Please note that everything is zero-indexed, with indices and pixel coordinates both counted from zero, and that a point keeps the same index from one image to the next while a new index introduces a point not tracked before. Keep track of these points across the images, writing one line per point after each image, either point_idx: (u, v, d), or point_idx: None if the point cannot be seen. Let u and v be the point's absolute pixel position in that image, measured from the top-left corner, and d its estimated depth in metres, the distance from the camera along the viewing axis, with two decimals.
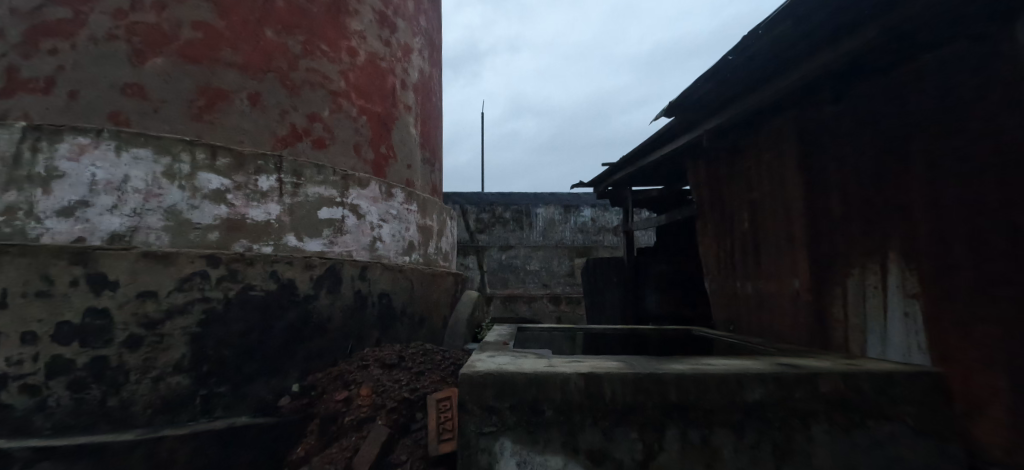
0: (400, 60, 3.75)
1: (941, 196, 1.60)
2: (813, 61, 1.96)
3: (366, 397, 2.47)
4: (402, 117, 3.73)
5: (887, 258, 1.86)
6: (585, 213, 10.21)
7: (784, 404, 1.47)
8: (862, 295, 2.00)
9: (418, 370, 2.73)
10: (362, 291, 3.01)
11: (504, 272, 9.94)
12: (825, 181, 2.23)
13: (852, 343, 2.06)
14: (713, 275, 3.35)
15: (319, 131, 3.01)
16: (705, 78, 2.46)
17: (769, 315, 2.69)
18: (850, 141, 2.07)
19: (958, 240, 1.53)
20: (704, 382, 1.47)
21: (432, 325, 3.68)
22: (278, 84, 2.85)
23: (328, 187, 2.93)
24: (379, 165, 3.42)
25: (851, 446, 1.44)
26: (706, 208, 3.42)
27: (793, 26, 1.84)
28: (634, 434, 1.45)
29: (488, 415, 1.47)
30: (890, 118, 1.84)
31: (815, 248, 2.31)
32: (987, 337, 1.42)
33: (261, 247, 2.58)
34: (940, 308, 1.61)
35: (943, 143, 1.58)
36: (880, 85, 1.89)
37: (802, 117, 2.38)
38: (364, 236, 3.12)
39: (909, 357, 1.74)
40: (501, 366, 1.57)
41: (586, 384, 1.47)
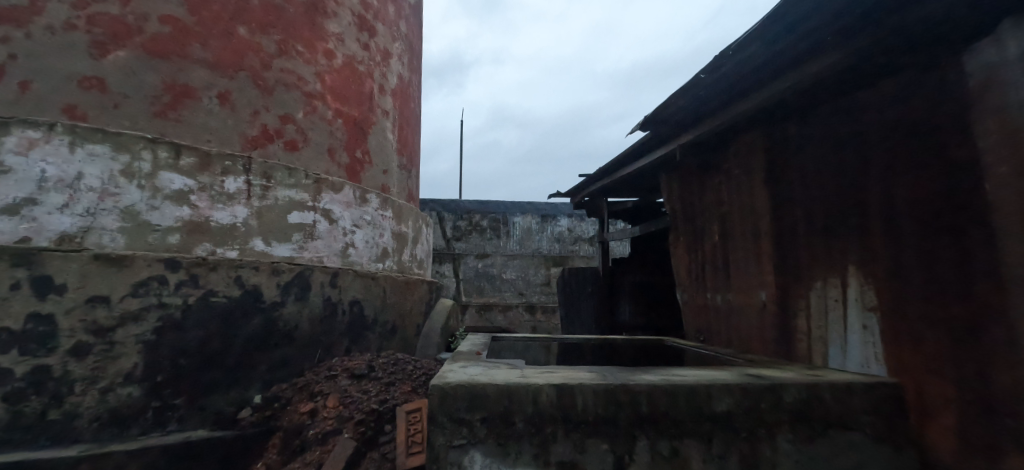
0: (379, 64, 3.71)
1: (897, 214, 1.68)
2: (780, 83, 2.03)
3: (332, 409, 2.39)
4: (379, 122, 3.68)
5: (847, 273, 1.94)
6: (561, 222, 10.29)
7: (750, 414, 1.50)
8: (825, 307, 2.07)
9: (388, 380, 2.67)
10: (332, 299, 2.92)
11: (479, 280, 9.89)
12: (789, 198, 2.31)
13: (815, 354, 2.12)
14: (684, 286, 3.41)
15: (291, 133, 2.94)
16: (679, 93, 2.52)
17: (737, 326, 2.75)
18: (813, 160, 2.16)
19: (912, 257, 1.61)
20: (674, 393, 1.48)
21: (406, 334, 3.60)
22: (250, 83, 2.77)
23: (299, 190, 2.85)
24: (353, 169, 3.36)
25: (812, 454, 1.49)
26: (678, 221, 3.48)
27: (763, 46, 1.89)
28: (605, 445, 1.45)
29: (458, 428, 1.44)
30: (849, 140, 1.94)
31: (780, 262, 2.38)
32: (941, 349, 1.49)
33: (225, 251, 2.47)
34: (897, 320, 1.68)
35: (900, 165, 1.67)
36: (842, 107, 1.98)
37: (769, 135, 2.47)
38: (336, 242, 3.04)
39: (867, 368, 1.81)
40: (473, 377, 1.54)
41: (558, 395, 1.46)
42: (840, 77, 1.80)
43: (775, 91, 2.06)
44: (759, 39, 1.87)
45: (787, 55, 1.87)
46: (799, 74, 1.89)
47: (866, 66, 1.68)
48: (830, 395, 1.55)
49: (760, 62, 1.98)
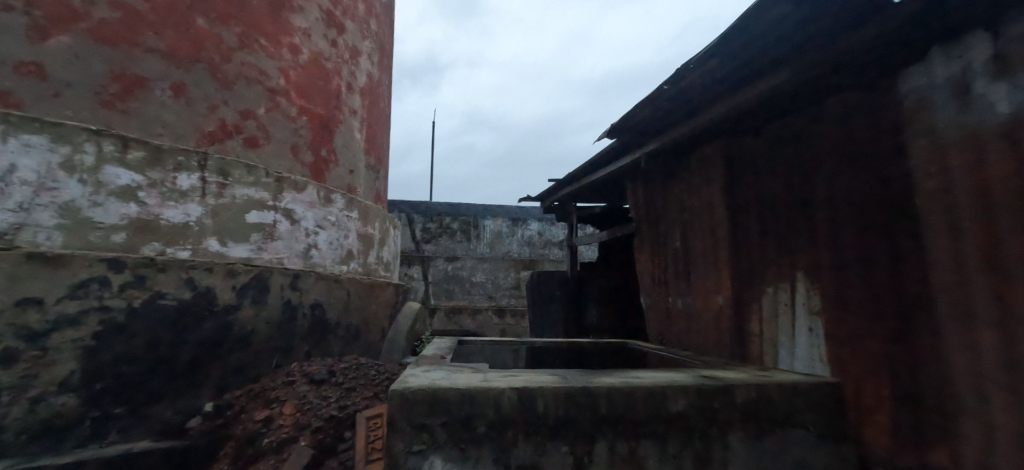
0: (347, 62, 3.64)
1: (840, 225, 1.79)
2: (735, 97, 2.12)
3: (288, 416, 2.32)
4: (346, 120, 3.60)
5: (796, 279, 2.04)
6: (532, 226, 10.35)
7: (704, 414, 1.56)
8: (775, 311, 2.17)
9: (349, 385, 2.62)
10: (292, 302, 2.82)
11: (449, 283, 9.80)
12: (745, 207, 2.42)
13: (766, 355, 2.22)
14: (647, 290, 3.50)
15: (251, 129, 2.84)
16: (644, 102, 2.56)
17: (695, 329, 2.85)
18: (766, 171, 2.27)
19: (852, 265, 1.73)
20: (632, 394, 1.52)
21: (370, 339, 3.52)
22: (208, 76, 2.66)
23: (259, 189, 2.75)
24: (318, 169, 3.27)
25: (760, 452, 1.56)
26: (643, 226, 3.57)
27: (721, 63, 1.94)
28: (566, 447, 1.46)
29: (419, 433, 1.42)
30: (799, 154, 2.05)
31: (735, 268, 2.48)
32: (877, 351, 1.60)
33: (176, 251, 2.35)
34: (838, 323, 1.79)
35: (843, 178, 1.79)
36: (793, 122, 2.09)
37: (726, 146, 2.58)
38: (298, 243, 2.95)
39: (812, 368, 1.91)
40: (434, 382, 1.52)
41: (519, 398, 1.46)
42: (791, 93, 1.90)
43: (731, 105, 2.15)
44: (717, 55, 1.91)
45: (743, 71, 1.94)
46: (755, 89, 1.97)
47: (815, 84, 1.77)
48: (777, 394, 1.62)
49: (718, 78, 2.06)
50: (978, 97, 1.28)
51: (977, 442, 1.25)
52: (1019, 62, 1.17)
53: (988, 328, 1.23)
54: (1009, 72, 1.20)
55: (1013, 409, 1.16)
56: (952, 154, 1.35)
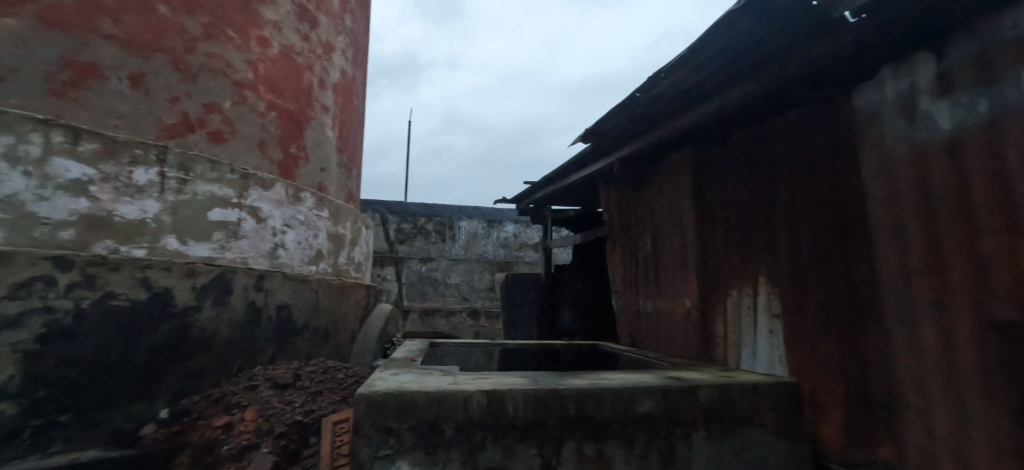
0: (320, 57, 3.55)
1: (799, 231, 1.87)
2: (703, 108, 2.18)
3: (250, 422, 2.24)
4: (318, 117, 3.51)
5: (758, 283, 2.11)
6: (507, 228, 10.36)
7: (669, 415, 1.59)
8: (739, 314, 2.24)
9: (315, 390, 2.57)
10: (257, 303, 2.71)
11: (423, 285, 9.69)
12: (711, 212, 2.50)
13: (730, 356, 2.29)
14: (619, 293, 3.56)
15: (216, 124, 2.73)
16: (617, 108, 2.60)
17: (664, 332, 2.92)
18: (732, 178, 2.35)
19: (810, 271, 1.81)
20: (601, 396, 1.54)
21: (339, 342, 3.43)
22: (169, 66, 2.55)
23: (223, 186, 2.64)
24: (287, 166, 3.17)
25: (721, 450, 1.62)
26: (616, 230, 3.62)
27: (689, 73, 1.99)
28: (534, 449, 1.47)
29: (385, 437, 1.40)
30: (762, 162, 2.13)
31: (702, 271, 2.55)
32: (831, 352, 1.68)
33: (130, 250, 2.23)
34: (796, 325, 1.87)
35: (802, 187, 1.87)
36: (757, 132, 2.17)
37: (695, 154, 2.66)
38: (264, 242, 2.85)
39: (772, 369, 1.98)
40: (402, 385, 1.50)
41: (488, 401, 1.46)
42: (754, 105, 1.97)
43: (699, 115, 2.21)
44: (687, 66, 1.96)
45: (711, 82, 1.99)
46: (721, 100, 2.04)
47: (778, 96, 1.84)
48: (739, 394, 1.68)
49: (686, 88, 2.12)
50: (924, 113, 1.37)
51: (920, 437, 1.33)
52: (959, 83, 1.27)
53: (930, 330, 1.31)
54: (950, 91, 1.29)
55: (950, 406, 1.25)
56: (900, 166, 1.44)
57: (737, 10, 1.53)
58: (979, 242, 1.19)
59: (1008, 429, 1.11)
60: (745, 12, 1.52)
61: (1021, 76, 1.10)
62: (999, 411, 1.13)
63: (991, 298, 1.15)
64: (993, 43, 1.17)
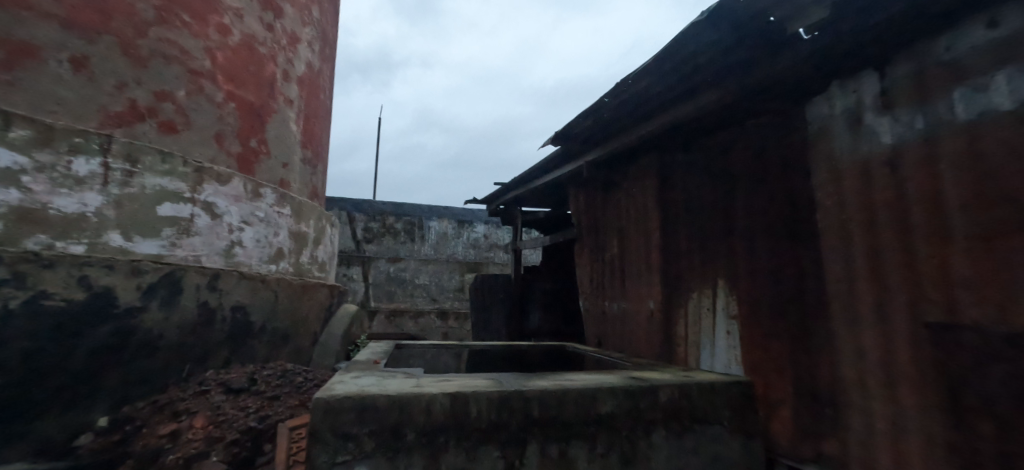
0: (284, 48, 3.42)
1: (755, 235, 1.95)
2: (667, 115, 2.24)
3: (199, 429, 2.12)
4: (281, 110, 3.38)
5: (717, 286, 2.19)
6: (478, 229, 10.31)
7: (631, 414, 1.62)
8: (699, 315, 2.31)
9: (272, 394, 2.46)
10: (210, 304, 2.57)
11: (390, 285, 9.50)
12: (675, 217, 2.57)
13: (690, 356, 2.36)
14: (586, 294, 3.60)
15: (168, 113, 2.59)
16: (586, 113, 2.63)
17: (629, 332, 2.97)
18: (695, 184, 2.42)
19: (765, 275, 1.89)
20: (564, 397, 1.55)
21: (300, 344, 3.30)
22: (117, 51, 2.40)
23: (175, 179, 2.50)
24: (246, 160, 3.03)
25: (679, 447, 1.66)
26: (584, 232, 3.66)
27: (655, 81, 2.04)
28: (497, 451, 1.46)
29: (344, 443, 1.35)
30: (723, 169, 2.20)
31: (666, 274, 2.62)
32: (782, 352, 1.76)
33: (67, 246, 2.07)
34: (751, 327, 1.95)
35: (759, 194, 1.95)
36: (718, 140, 2.25)
37: (660, 160, 2.73)
38: (219, 240, 2.70)
39: (729, 368, 2.06)
40: (363, 388, 1.46)
41: (451, 403, 1.44)
42: (716, 114, 2.03)
43: (664, 121, 2.26)
44: (653, 74, 2.00)
45: (676, 90, 2.05)
46: (685, 108, 2.09)
47: (738, 107, 1.91)
48: (697, 393, 1.73)
49: (652, 95, 2.16)
50: (868, 127, 1.46)
51: (861, 432, 1.42)
52: (899, 100, 1.36)
53: (870, 332, 1.39)
54: (891, 108, 1.38)
55: (888, 403, 1.33)
56: (846, 176, 1.52)
57: (700, 22, 1.58)
58: (915, 250, 1.27)
59: (939, 422, 1.20)
60: (707, 23, 1.57)
61: (953, 95, 1.20)
62: (931, 408, 1.21)
63: (924, 301, 1.25)
64: (929, 65, 1.27)
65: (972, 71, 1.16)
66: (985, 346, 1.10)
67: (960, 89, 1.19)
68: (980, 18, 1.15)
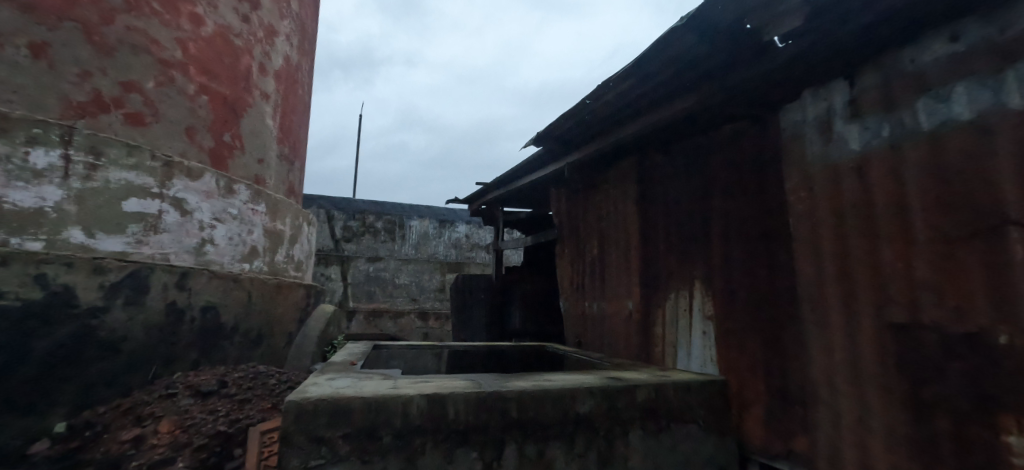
0: (261, 41, 3.33)
1: (731, 238, 1.99)
2: (647, 118, 2.26)
3: (165, 434, 2.04)
4: (257, 105, 3.28)
5: (694, 287, 2.22)
6: (459, 228, 10.26)
7: (608, 414, 1.64)
8: (676, 316, 2.35)
9: (243, 397, 2.38)
10: (178, 304, 2.48)
11: (369, 285, 9.37)
12: (653, 219, 2.61)
13: (667, 356, 2.40)
14: (566, 295, 3.62)
15: (136, 105, 2.48)
16: (568, 114, 2.64)
17: (608, 333, 3.00)
18: (673, 186, 2.45)
19: (739, 276, 1.93)
20: (543, 398, 1.55)
21: (274, 345, 3.22)
22: (81, 38, 2.30)
23: (142, 174, 2.40)
24: (219, 155, 2.94)
25: (655, 446, 1.68)
26: (565, 233, 3.68)
27: (636, 84, 2.06)
28: (475, 453, 1.45)
29: (317, 446, 1.32)
30: (701, 173, 2.24)
31: (644, 274, 2.65)
32: (755, 352, 1.80)
33: (22, 242, 1.96)
34: (725, 327, 1.99)
35: (735, 197, 1.99)
36: (696, 143, 2.28)
37: (640, 162, 2.76)
38: (189, 237, 2.61)
39: (704, 368, 2.09)
40: (338, 390, 1.43)
41: (429, 405, 1.42)
42: (695, 118, 2.06)
43: (644, 124, 2.28)
44: (633, 77, 2.02)
45: (656, 94, 2.07)
46: (664, 111, 2.12)
47: (715, 111, 1.94)
48: (673, 392, 1.76)
49: (632, 98, 2.18)
50: (838, 134, 1.50)
51: (829, 429, 1.46)
52: (867, 108, 1.41)
53: (838, 332, 1.44)
54: (860, 116, 1.43)
55: (854, 401, 1.38)
56: (817, 181, 1.57)
57: (679, 27, 1.60)
58: (880, 253, 1.32)
59: (902, 419, 1.24)
60: (687, 28, 1.60)
61: (917, 104, 1.25)
62: (894, 405, 1.26)
63: (888, 302, 1.29)
64: (895, 75, 1.32)
65: (935, 82, 1.21)
66: (945, 345, 1.15)
67: (924, 98, 1.24)
68: (943, 31, 1.20)
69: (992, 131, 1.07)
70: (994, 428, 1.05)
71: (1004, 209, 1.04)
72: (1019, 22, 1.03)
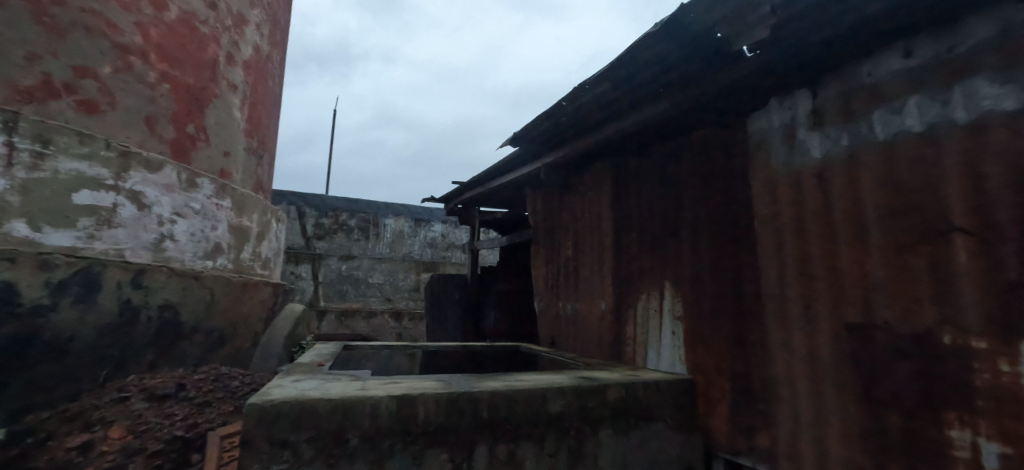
0: (229, 30, 3.20)
1: (700, 240, 2.04)
2: (622, 121, 2.29)
3: (116, 440, 1.94)
4: (223, 95, 3.16)
5: (664, 288, 2.27)
6: (435, 227, 10.16)
7: (579, 413, 1.65)
8: (647, 316, 2.39)
9: (202, 400, 2.29)
10: (133, 302, 2.35)
11: (342, 284, 9.15)
12: (627, 221, 2.64)
13: (638, 356, 2.44)
14: (540, 295, 3.63)
15: (90, 91, 2.34)
16: (545, 115, 2.64)
17: (581, 333, 3.02)
18: (646, 189, 2.50)
19: (707, 278, 1.98)
20: (514, 398, 1.55)
21: (238, 345, 3.09)
22: (28, 17, 2.15)
23: (96, 165, 2.27)
24: (181, 147, 2.80)
25: (624, 445, 1.71)
26: (540, 234, 3.69)
27: (611, 87, 2.08)
28: (445, 454, 1.44)
29: (280, 451, 1.28)
30: (673, 176, 2.29)
31: (617, 275, 2.68)
32: (721, 351, 1.86)
33: None
34: (694, 328, 2.03)
35: (705, 201, 2.04)
36: (668, 148, 2.33)
37: (615, 164, 2.79)
38: (146, 233, 2.47)
39: (673, 367, 2.14)
40: (302, 392, 1.39)
41: (398, 407, 1.40)
42: (668, 123, 2.10)
43: (619, 127, 2.31)
44: (609, 80, 2.04)
45: (631, 97, 2.10)
46: (638, 116, 2.15)
47: (686, 117, 1.99)
48: (642, 391, 1.79)
49: (608, 102, 2.20)
50: (801, 142, 1.56)
51: (789, 426, 1.52)
52: (827, 118, 1.47)
53: (798, 332, 1.50)
54: (821, 125, 1.49)
55: (812, 399, 1.43)
56: (781, 187, 1.63)
57: (654, 33, 1.63)
58: (838, 257, 1.38)
59: (856, 414, 1.30)
60: (660, 35, 1.63)
61: (873, 116, 1.32)
62: (849, 403, 1.32)
63: (845, 304, 1.35)
64: (854, 88, 1.38)
65: (890, 95, 1.28)
66: (896, 345, 1.21)
67: (879, 110, 1.30)
68: (897, 47, 1.27)
69: (940, 143, 1.14)
70: (938, 424, 1.12)
71: (950, 217, 1.11)
72: (967, 41, 1.10)
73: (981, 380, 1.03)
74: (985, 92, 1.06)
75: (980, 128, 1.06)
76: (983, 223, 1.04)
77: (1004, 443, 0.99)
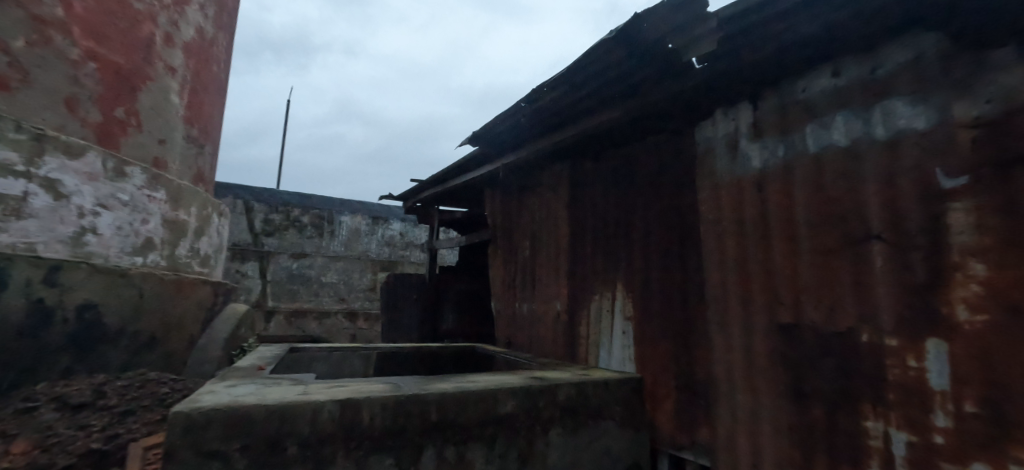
0: (168, 8, 2.97)
1: (651, 243, 2.11)
2: (579, 125, 2.32)
3: (17, 455, 1.74)
4: (159, 78, 2.92)
5: (616, 289, 2.32)
6: (393, 226, 9.90)
7: (530, 413, 1.66)
8: (599, 316, 2.44)
9: (125, 409, 2.10)
10: (46, 302, 2.13)
11: (292, 283, 8.73)
12: (582, 223, 2.69)
13: (590, 355, 2.48)
14: (497, 295, 3.62)
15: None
16: (504, 116, 2.63)
17: (537, 333, 3.04)
18: (602, 191, 2.55)
19: (656, 279, 2.05)
20: (464, 399, 1.53)
21: (171, 348, 2.87)
22: None
23: (3, 148, 2.03)
24: (108, 132, 2.57)
25: (573, 443, 1.74)
26: (499, 234, 3.68)
27: (568, 91, 2.10)
28: (390, 459, 1.40)
29: (209, 462, 1.20)
30: (627, 180, 2.35)
31: (572, 276, 2.72)
32: (668, 350, 1.93)
33: None
34: (642, 327, 2.10)
35: (657, 205, 2.11)
36: (623, 152, 2.39)
37: (572, 167, 2.83)
38: (63, 225, 2.24)
39: (623, 366, 2.19)
40: (237, 398, 1.31)
41: (341, 411, 1.35)
42: (623, 128, 2.15)
43: (576, 131, 2.34)
44: (567, 84, 2.06)
45: (588, 102, 2.12)
46: (594, 120, 2.18)
47: (641, 122, 2.04)
48: (592, 390, 1.83)
49: (565, 106, 2.22)
50: (742, 152, 1.65)
51: (726, 420, 1.60)
52: (766, 130, 1.57)
53: (737, 332, 1.58)
54: (760, 136, 1.58)
55: (748, 394, 1.52)
56: (724, 193, 1.71)
57: (610, 40, 1.65)
58: (774, 261, 1.47)
59: (786, 408, 1.39)
60: (616, 42, 1.66)
61: (806, 130, 1.41)
62: (780, 397, 1.41)
63: (779, 305, 1.44)
64: (790, 103, 1.48)
65: (821, 111, 1.38)
66: (821, 343, 1.30)
67: (811, 124, 1.40)
68: (828, 67, 1.37)
69: (862, 157, 1.24)
70: (855, 416, 1.21)
71: (868, 226, 1.20)
72: (887, 64, 1.21)
73: (892, 374, 1.13)
74: (901, 113, 1.16)
75: (897, 145, 1.16)
76: (897, 232, 1.14)
77: (910, 432, 1.09)
